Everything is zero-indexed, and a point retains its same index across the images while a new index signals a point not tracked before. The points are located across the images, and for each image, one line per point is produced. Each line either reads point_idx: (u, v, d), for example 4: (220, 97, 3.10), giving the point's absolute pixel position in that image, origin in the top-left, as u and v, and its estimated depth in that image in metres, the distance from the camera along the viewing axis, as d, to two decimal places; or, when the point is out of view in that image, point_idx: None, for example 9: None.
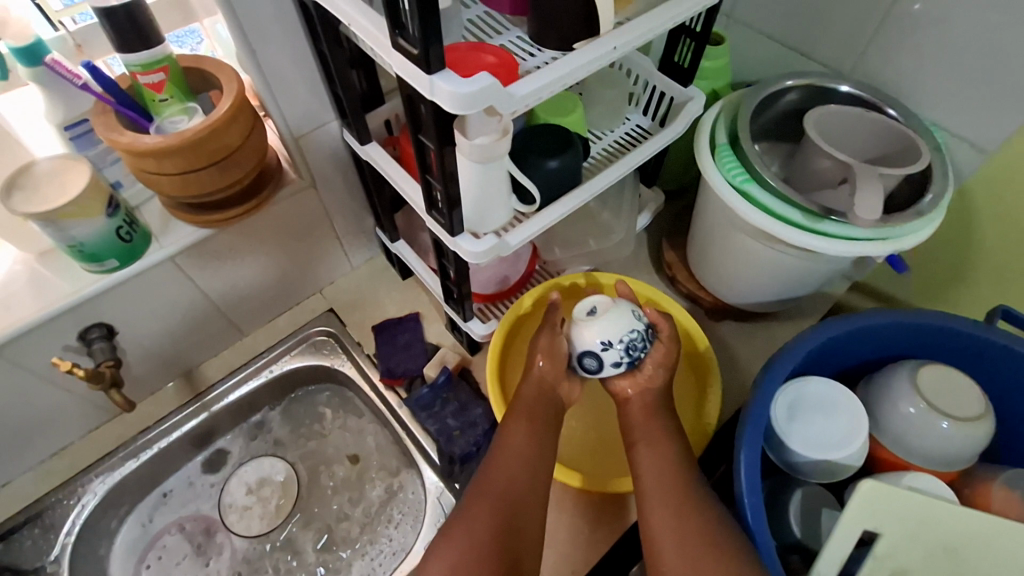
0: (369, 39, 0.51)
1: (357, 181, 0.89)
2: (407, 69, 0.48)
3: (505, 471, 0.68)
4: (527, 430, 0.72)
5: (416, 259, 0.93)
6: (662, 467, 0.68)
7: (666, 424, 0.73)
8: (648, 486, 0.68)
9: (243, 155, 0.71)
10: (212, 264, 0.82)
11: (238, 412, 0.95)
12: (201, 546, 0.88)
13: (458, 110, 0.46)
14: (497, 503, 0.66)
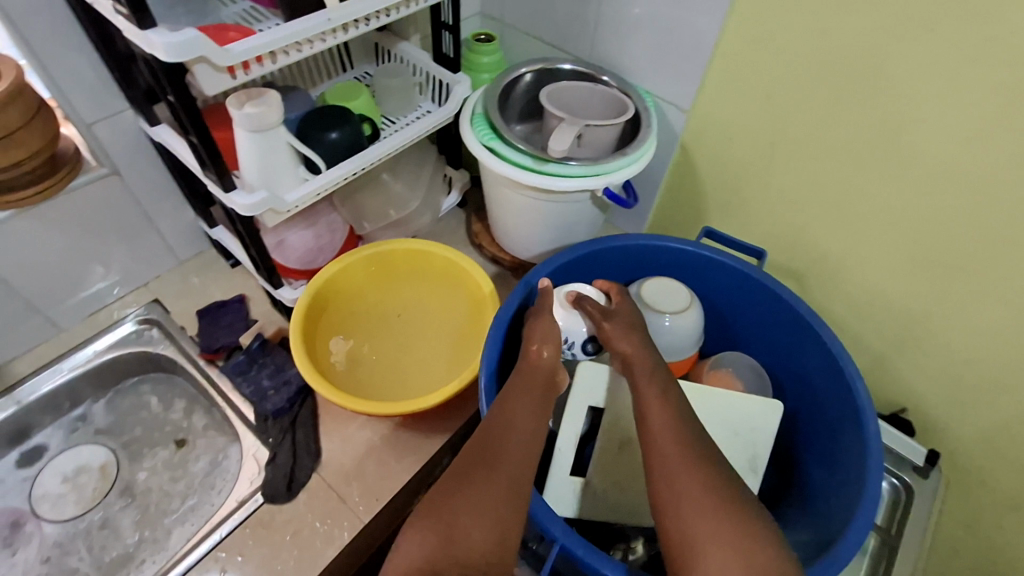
0: (105, 11, 0.61)
1: (167, 171, 0.96)
2: (126, 27, 0.59)
3: (496, 441, 0.64)
4: (538, 409, 0.69)
5: (231, 241, 1.00)
6: (657, 408, 0.67)
7: (654, 375, 0.72)
8: (653, 427, 0.66)
9: (26, 136, 0.77)
10: (13, 250, 0.86)
11: (54, 405, 0.95)
12: (8, 539, 0.86)
13: (168, 57, 0.57)
14: (507, 472, 0.62)
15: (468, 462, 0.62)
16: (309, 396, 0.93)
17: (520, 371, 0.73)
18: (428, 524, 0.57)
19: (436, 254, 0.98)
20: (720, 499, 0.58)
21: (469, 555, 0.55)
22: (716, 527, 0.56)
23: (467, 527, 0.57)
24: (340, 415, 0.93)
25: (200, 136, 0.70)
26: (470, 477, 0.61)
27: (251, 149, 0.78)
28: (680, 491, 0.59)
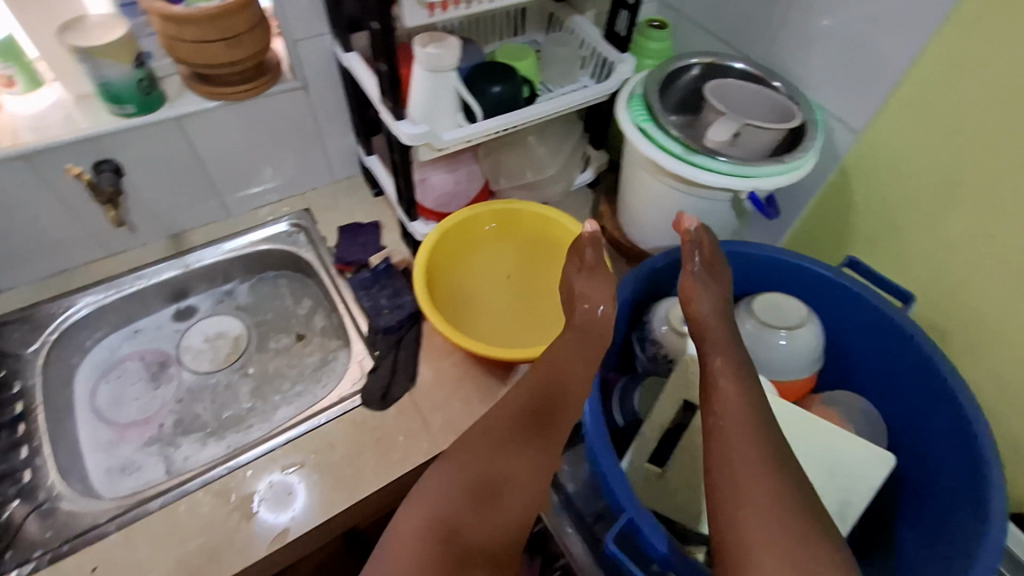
0: None
1: (343, 95, 1.07)
2: None
3: (517, 411, 0.69)
4: (579, 381, 0.72)
5: (381, 170, 1.09)
6: (725, 390, 0.63)
7: (727, 344, 0.70)
8: (718, 411, 0.62)
9: (248, 40, 0.90)
10: (213, 137, 1.00)
11: (211, 276, 1.10)
12: (155, 374, 1.01)
13: None
14: (517, 441, 0.67)
15: (502, 416, 0.69)
16: (416, 323, 1.00)
17: (564, 342, 0.76)
18: (441, 476, 0.64)
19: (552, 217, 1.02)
20: (773, 501, 0.53)
21: (473, 510, 0.62)
22: (763, 532, 0.51)
23: (473, 488, 0.63)
24: (439, 349, 0.99)
25: (389, 63, 0.77)
26: (504, 433, 0.67)
27: (423, 86, 0.84)
28: (743, 483, 0.55)
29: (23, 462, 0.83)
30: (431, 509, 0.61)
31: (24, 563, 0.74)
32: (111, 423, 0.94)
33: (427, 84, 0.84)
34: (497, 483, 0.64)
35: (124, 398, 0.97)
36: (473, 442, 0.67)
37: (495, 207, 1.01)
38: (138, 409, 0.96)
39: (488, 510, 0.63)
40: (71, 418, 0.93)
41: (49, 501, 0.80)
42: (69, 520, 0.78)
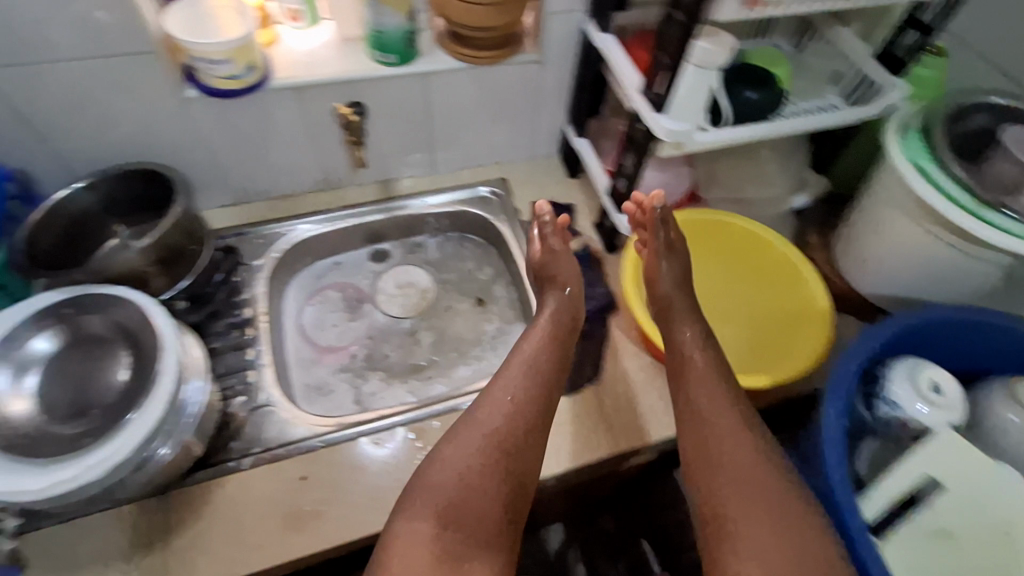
0: None
1: (573, 73, 1.06)
2: None
3: (517, 382, 0.78)
4: (547, 352, 0.82)
5: (592, 155, 1.08)
6: (698, 366, 0.77)
7: (690, 317, 0.84)
8: (704, 414, 0.72)
9: (513, 9, 0.88)
10: (446, 96, 1.02)
11: (408, 227, 1.15)
12: (351, 307, 1.09)
13: None
14: (516, 403, 0.75)
15: (530, 433, 0.74)
16: (603, 318, 0.99)
17: (541, 322, 0.85)
18: (461, 436, 0.73)
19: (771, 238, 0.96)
20: (771, 510, 0.64)
21: (499, 472, 0.71)
22: (722, 489, 0.67)
23: (491, 449, 0.72)
24: (624, 349, 0.97)
25: (675, 52, 0.74)
26: (517, 445, 0.73)
27: (687, 83, 0.79)
28: (720, 488, 0.67)
29: (245, 364, 0.92)
30: (456, 466, 0.70)
31: (244, 456, 0.82)
32: (313, 343, 1.03)
33: (691, 81, 0.79)
34: (519, 448, 0.73)
35: (325, 323, 1.06)
36: (461, 440, 0.72)
37: (713, 217, 0.98)
38: (336, 335, 1.05)
39: (509, 472, 0.71)
40: (281, 331, 1.03)
41: (265, 406, 0.88)
42: (283, 427, 0.86)
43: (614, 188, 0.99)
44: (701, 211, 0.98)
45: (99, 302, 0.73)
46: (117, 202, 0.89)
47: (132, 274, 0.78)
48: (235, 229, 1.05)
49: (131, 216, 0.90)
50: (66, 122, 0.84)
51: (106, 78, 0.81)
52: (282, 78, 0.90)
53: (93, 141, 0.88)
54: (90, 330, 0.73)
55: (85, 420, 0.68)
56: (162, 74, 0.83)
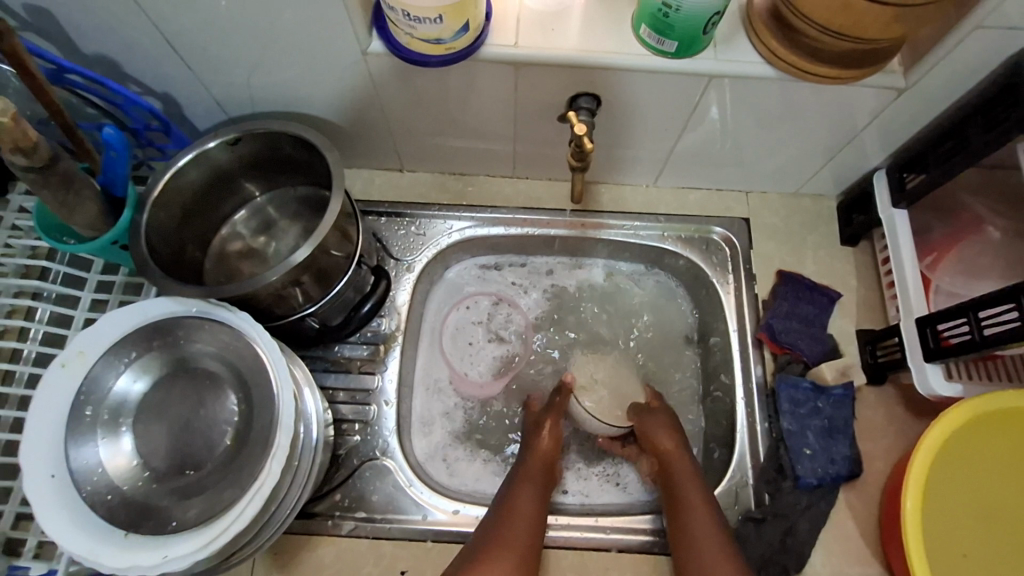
0: None
1: (940, 114, 0.65)
2: None
3: (530, 508, 0.65)
4: (538, 485, 0.68)
5: (908, 246, 0.70)
6: (698, 505, 0.65)
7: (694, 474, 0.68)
8: (702, 546, 0.62)
9: (920, 17, 0.50)
10: (724, 104, 0.67)
11: (594, 247, 0.86)
12: (503, 337, 0.85)
13: None
14: (530, 545, 0.62)
15: (496, 518, 0.64)
16: (835, 489, 0.70)
17: (541, 453, 0.72)
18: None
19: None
20: None
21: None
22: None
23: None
24: (851, 543, 0.69)
25: None
26: (486, 538, 0.62)
27: None
28: None
29: (368, 395, 0.76)
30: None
31: (345, 519, 0.70)
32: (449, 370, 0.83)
33: None
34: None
35: (467, 346, 0.84)
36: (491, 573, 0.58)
37: None
38: (480, 372, 0.83)
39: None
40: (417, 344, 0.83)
41: (379, 458, 0.73)
42: (394, 494, 0.72)
43: (944, 333, 0.63)
44: None
45: (217, 332, 0.58)
46: (259, 163, 0.68)
47: (266, 294, 0.61)
48: (393, 205, 0.84)
49: (274, 179, 0.72)
50: (218, 51, 0.63)
51: (271, 9, 0.57)
52: (499, 47, 0.61)
53: (248, 77, 0.67)
54: (201, 361, 0.59)
55: (184, 482, 0.57)
56: (343, 20, 0.57)
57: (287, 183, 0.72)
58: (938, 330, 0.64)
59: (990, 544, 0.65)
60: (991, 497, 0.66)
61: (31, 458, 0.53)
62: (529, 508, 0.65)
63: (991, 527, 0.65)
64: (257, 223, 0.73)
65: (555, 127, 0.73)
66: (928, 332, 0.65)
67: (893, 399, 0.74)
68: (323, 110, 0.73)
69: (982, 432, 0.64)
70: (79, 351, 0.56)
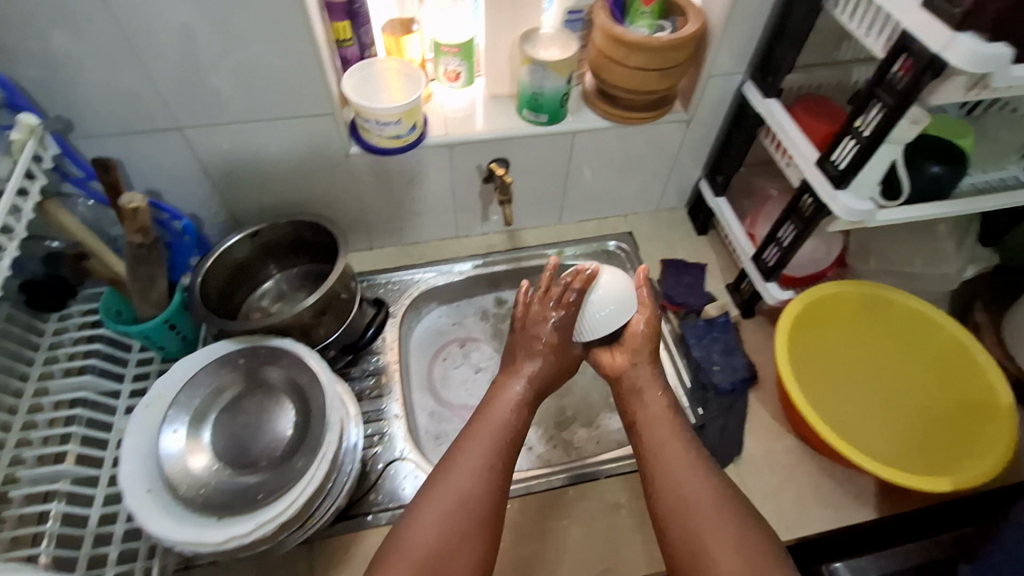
0: (778, 120, 0.86)
1: (718, 133, 1.03)
2: (799, 145, 0.82)
3: (501, 421, 0.73)
4: (515, 402, 0.75)
5: (731, 217, 1.05)
6: (645, 406, 0.76)
7: (651, 383, 0.79)
8: (645, 438, 0.73)
9: (675, 73, 0.88)
10: (588, 151, 1.01)
11: (530, 276, 1.14)
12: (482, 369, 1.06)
13: (840, 210, 0.75)
14: (499, 451, 0.70)
15: (466, 434, 0.72)
16: (745, 391, 0.94)
17: (526, 373, 0.78)
18: (454, 481, 0.67)
19: (905, 301, 0.90)
20: (730, 523, 0.63)
21: (477, 539, 0.64)
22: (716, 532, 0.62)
23: (471, 531, 0.64)
24: (768, 427, 0.92)
25: (864, 144, 0.70)
26: (454, 452, 0.70)
27: (819, 182, 0.78)
28: (691, 504, 0.65)
29: (380, 413, 0.92)
30: (444, 531, 0.63)
31: (381, 513, 0.84)
32: (440, 398, 1.02)
33: (820, 181, 0.78)
34: (495, 525, 0.66)
35: (452, 380, 1.04)
36: (456, 479, 0.67)
37: (854, 289, 0.91)
38: (468, 396, 1.02)
39: (492, 537, 0.65)
40: (411, 392, 1.01)
41: (399, 459, 0.88)
42: (418, 484, 0.86)
43: (767, 257, 0.94)
44: (842, 282, 0.91)
45: (272, 353, 0.75)
46: (272, 248, 0.92)
47: (296, 326, 0.80)
48: (370, 273, 1.08)
49: (282, 259, 0.94)
50: (240, 172, 0.89)
51: (283, 133, 0.85)
52: (435, 137, 0.92)
53: (259, 189, 0.93)
54: (264, 380, 0.76)
55: (257, 473, 0.71)
56: (332, 132, 0.87)
57: (293, 262, 0.95)
58: (764, 258, 0.95)
59: (841, 397, 0.94)
60: (829, 371, 0.94)
61: (130, 478, 0.66)
62: (500, 422, 0.73)
63: (838, 387, 0.94)
64: (273, 296, 0.94)
65: (482, 189, 1.04)
66: (759, 261, 0.96)
67: (763, 323, 1.03)
68: (313, 206, 0.99)
69: (802, 328, 0.92)
70: (158, 394, 0.73)
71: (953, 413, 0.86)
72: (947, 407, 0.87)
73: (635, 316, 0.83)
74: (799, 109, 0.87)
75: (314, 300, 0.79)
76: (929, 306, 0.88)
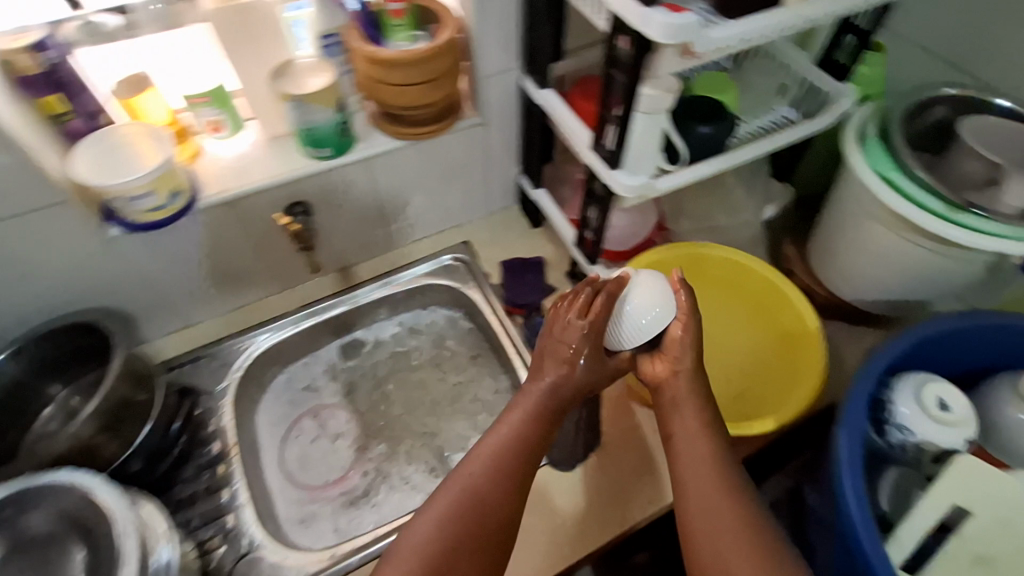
0: (553, 108, 0.86)
1: (518, 128, 1.02)
2: (574, 130, 0.83)
3: (514, 424, 0.67)
4: (530, 406, 0.69)
5: (554, 207, 1.03)
6: (689, 408, 0.69)
7: (694, 395, 0.70)
8: (676, 440, 0.68)
9: (445, 82, 0.85)
10: (392, 174, 0.97)
11: (372, 312, 1.08)
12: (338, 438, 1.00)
13: (618, 189, 0.76)
14: (511, 457, 0.65)
15: (484, 442, 0.67)
16: None
17: (545, 376, 0.71)
18: (464, 496, 0.62)
19: (716, 252, 0.95)
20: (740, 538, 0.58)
21: (478, 557, 0.61)
22: (728, 538, 0.59)
23: (472, 549, 0.61)
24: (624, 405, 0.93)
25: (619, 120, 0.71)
26: (473, 463, 0.65)
27: (598, 164, 0.79)
28: (712, 516, 0.60)
29: (221, 508, 0.83)
30: (446, 538, 0.60)
31: None
32: (302, 484, 0.95)
33: (598, 163, 0.79)
34: (498, 540, 0.62)
35: (306, 457, 0.97)
36: (467, 497, 0.62)
37: (668, 253, 0.94)
38: (329, 471, 0.97)
39: (494, 549, 0.62)
40: (267, 486, 0.93)
41: (251, 551, 0.81)
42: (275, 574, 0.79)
43: (584, 239, 0.95)
44: (655, 250, 0.94)
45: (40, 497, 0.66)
46: (48, 362, 0.81)
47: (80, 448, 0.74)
48: (191, 354, 0.98)
49: (67, 374, 0.83)
50: None
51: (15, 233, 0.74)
52: (210, 196, 0.84)
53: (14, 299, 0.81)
54: (33, 528, 0.67)
55: None
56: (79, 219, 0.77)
57: (81, 371, 0.83)
58: (582, 239, 0.96)
59: None
60: None
61: None
62: (515, 428, 0.67)
63: None
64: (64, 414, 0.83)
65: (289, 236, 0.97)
66: (579, 244, 0.97)
67: None
68: (96, 300, 0.88)
69: None
70: None
71: (777, 346, 0.92)
72: (771, 340, 0.93)
73: (676, 317, 0.73)
74: (574, 94, 0.88)
75: (93, 408, 0.74)
76: (735, 253, 0.94)
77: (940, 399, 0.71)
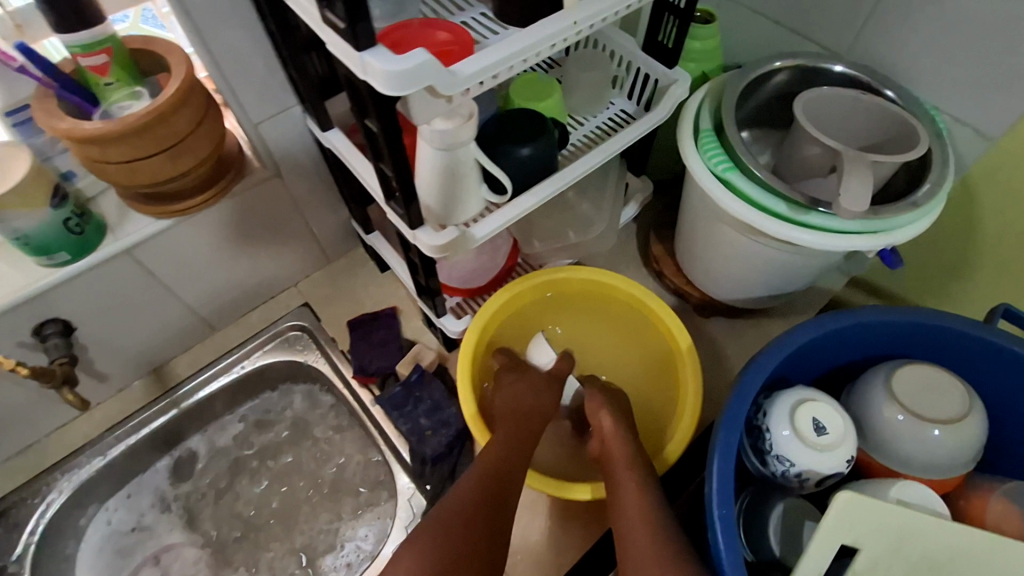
0: (341, 150, 0.70)
1: (325, 170, 0.85)
2: (364, 175, 0.67)
3: (496, 446, 0.69)
4: (512, 434, 0.70)
5: (389, 251, 0.88)
6: (624, 458, 0.68)
7: (638, 466, 0.67)
8: (617, 495, 0.65)
9: (196, 142, 0.67)
10: (174, 259, 0.79)
11: (203, 412, 0.91)
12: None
13: (427, 248, 0.63)
14: (491, 482, 0.65)
15: (474, 468, 0.67)
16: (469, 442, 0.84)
17: (524, 400, 0.75)
18: (447, 518, 0.61)
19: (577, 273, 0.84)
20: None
21: None
22: None
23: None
24: None
25: (396, 171, 0.56)
26: (465, 491, 0.64)
27: (399, 219, 0.64)
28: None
29: None
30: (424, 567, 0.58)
31: None
32: None
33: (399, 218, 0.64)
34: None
35: None
36: (447, 523, 0.61)
37: (520, 287, 0.82)
38: None
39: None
40: None
41: None
42: None
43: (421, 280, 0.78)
44: (505, 287, 0.81)
45: None
46: None
47: None
48: None
49: None
50: None
51: None
52: None
53: None
54: None
55: None
56: None
57: None
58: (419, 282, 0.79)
59: None
60: None
61: None
62: (499, 448, 0.69)
63: None
64: None
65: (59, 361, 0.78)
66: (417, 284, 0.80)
67: None
68: None
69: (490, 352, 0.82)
70: None
71: (657, 364, 0.84)
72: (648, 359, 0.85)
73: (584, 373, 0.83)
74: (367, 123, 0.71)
75: None
76: (594, 271, 0.83)
77: (817, 419, 0.64)
